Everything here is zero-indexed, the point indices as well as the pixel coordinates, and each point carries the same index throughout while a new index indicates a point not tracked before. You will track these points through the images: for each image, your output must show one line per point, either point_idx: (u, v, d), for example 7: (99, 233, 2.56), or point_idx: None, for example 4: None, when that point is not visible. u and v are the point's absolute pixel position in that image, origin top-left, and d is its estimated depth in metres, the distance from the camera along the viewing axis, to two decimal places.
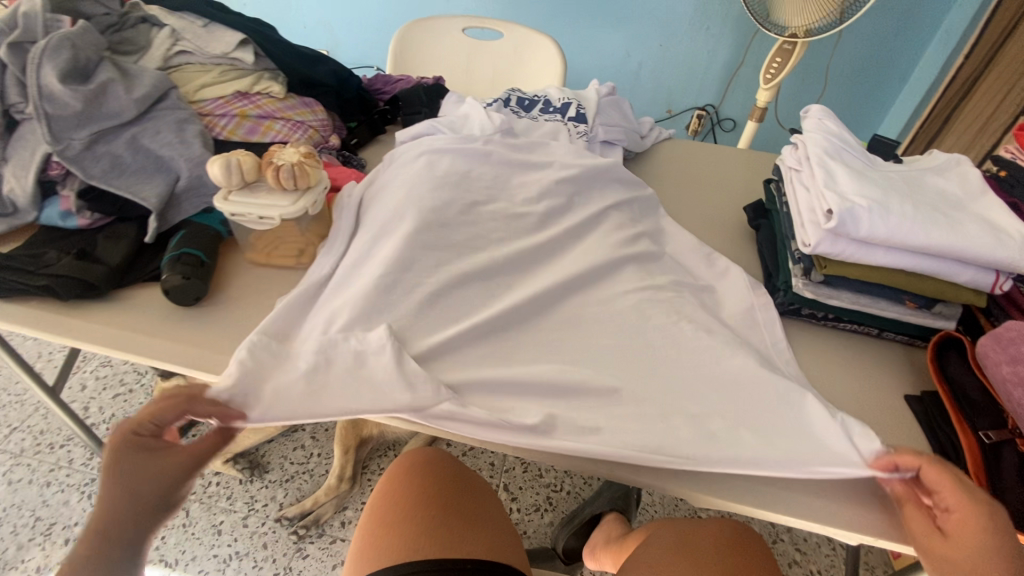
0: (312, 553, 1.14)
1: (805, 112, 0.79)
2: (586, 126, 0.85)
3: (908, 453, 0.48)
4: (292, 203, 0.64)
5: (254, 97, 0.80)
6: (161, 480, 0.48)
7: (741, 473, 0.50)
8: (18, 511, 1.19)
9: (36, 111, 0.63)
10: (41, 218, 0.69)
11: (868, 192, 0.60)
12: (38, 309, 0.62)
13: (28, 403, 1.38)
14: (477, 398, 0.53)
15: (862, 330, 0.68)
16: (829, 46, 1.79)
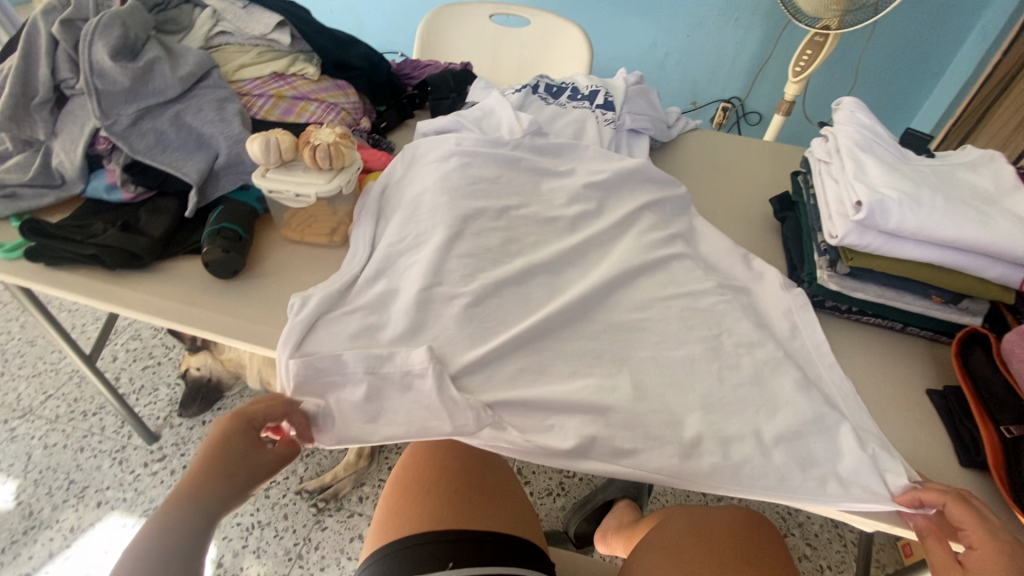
0: (331, 526, 1.17)
1: (836, 104, 0.79)
2: (614, 114, 0.85)
3: (934, 489, 0.48)
4: (328, 181, 0.66)
5: (290, 79, 0.81)
6: (253, 470, 0.52)
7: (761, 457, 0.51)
8: (53, 474, 1.24)
9: (88, 86, 0.67)
10: (88, 191, 0.72)
11: (899, 185, 0.60)
12: (86, 277, 0.65)
13: (63, 371, 1.43)
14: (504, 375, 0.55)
15: (885, 324, 0.68)
16: (862, 40, 1.75)
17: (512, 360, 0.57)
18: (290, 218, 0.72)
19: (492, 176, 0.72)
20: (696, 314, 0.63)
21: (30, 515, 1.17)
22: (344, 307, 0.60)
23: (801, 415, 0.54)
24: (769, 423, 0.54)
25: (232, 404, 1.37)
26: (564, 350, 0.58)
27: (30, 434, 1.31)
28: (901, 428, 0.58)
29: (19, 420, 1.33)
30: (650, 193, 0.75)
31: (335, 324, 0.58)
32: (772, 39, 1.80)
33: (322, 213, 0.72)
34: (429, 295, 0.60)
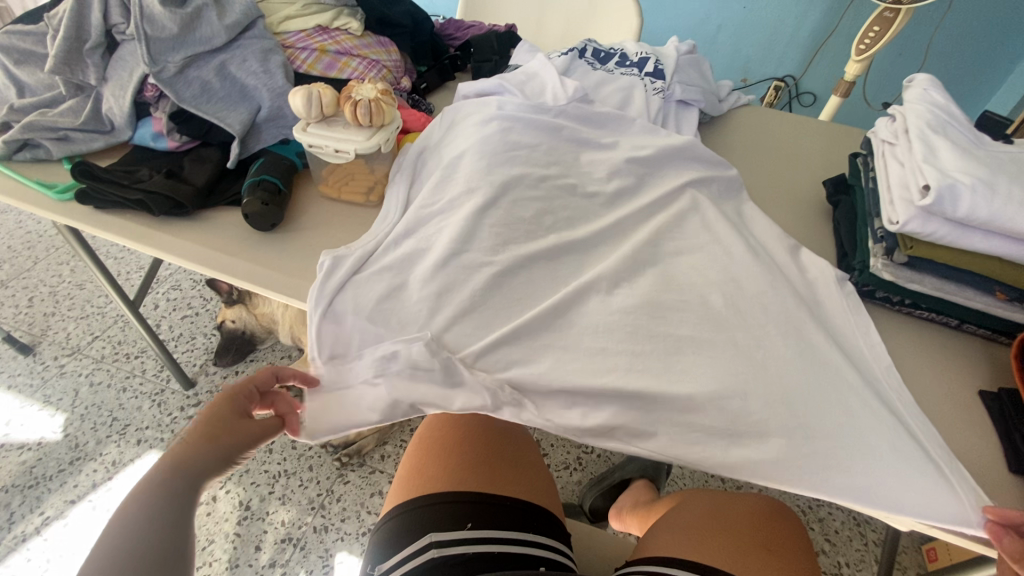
0: (353, 481, 1.21)
1: (908, 81, 0.74)
2: (664, 83, 0.81)
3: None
4: (366, 138, 0.65)
5: (333, 33, 0.80)
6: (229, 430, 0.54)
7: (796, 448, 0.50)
8: (97, 411, 1.31)
9: (138, 31, 0.67)
10: (135, 138, 0.74)
11: (972, 169, 0.56)
12: (132, 222, 0.66)
13: (109, 315, 1.50)
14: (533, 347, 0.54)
15: (939, 319, 0.64)
16: (935, 16, 1.63)
17: (543, 328, 0.57)
18: (328, 175, 0.72)
19: (533, 141, 0.69)
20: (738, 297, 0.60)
21: (76, 447, 1.25)
22: (377, 265, 0.60)
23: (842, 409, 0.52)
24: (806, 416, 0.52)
25: (264, 357, 1.42)
26: (597, 323, 0.57)
27: (77, 371, 1.38)
28: (946, 427, 0.55)
29: (68, 358, 1.41)
30: (696, 167, 0.72)
31: (366, 282, 0.58)
32: (836, 14, 1.69)
33: (359, 171, 0.72)
34: (462, 258, 0.59)
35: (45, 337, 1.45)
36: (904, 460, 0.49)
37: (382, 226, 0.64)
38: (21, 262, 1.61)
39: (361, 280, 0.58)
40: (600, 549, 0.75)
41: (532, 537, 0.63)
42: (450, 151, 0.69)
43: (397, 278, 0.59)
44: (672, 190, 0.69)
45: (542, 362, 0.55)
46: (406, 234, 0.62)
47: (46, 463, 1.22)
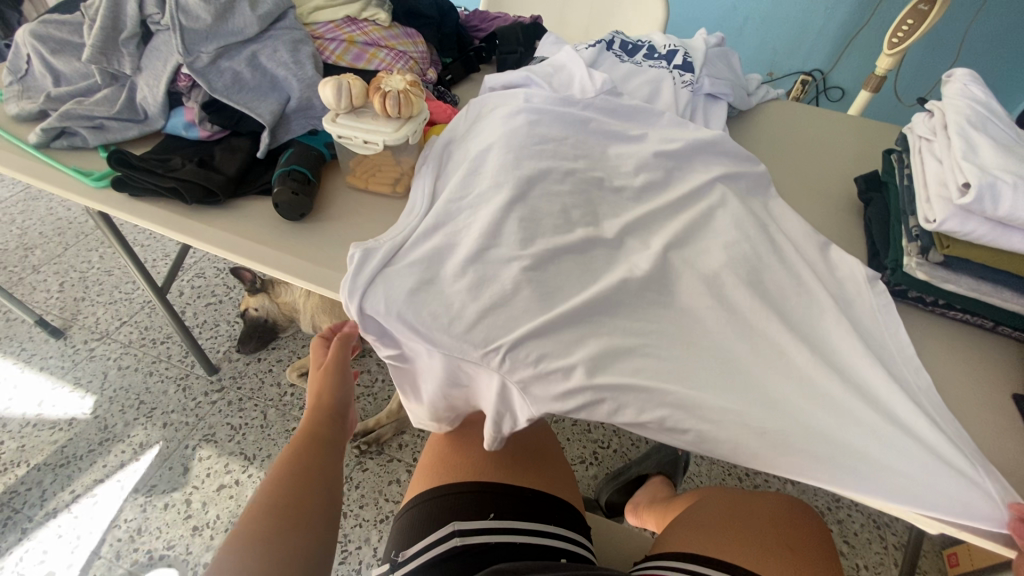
0: (371, 468, 1.23)
1: (947, 76, 0.72)
2: (692, 76, 0.80)
3: None
4: (395, 129, 0.65)
5: (362, 24, 0.81)
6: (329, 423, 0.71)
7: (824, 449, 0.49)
8: (125, 394, 1.35)
9: (173, 22, 0.68)
10: (167, 127, 0.75)
11: (1015, 167, 0.54)
12: (165, 210, 0.68)
13: (136, 300, 1.54)
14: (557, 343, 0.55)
15: (974, 320, 0.63)
16: (970, 10, 1.58)
17: (569, 322, 0.57)
18: (355, 165, 0.73)
19: (560, 133, 0.69)
20: (766, 295, 0.59)
21: (105, 428, 1.28)
22: (404, 255, 0.60)
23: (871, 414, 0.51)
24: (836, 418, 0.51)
25: (286, 345, 1.44)
26: (623, 319, 0.58)
27: (107, 354, 1.42)
28: (978, 429, 0.54)
29: (97, 342, 1.45)
30: (725, 164, 0.71)
31: (395, 271, 0.59)
32: (868, 7, 1.65)
33: (386, 163, 0.72)
34: (490, 251, 0.59)
35: (75, 321, 1.49)
36: None
37: (408, 218, 0.64)
38: (52, 248, 1.66)
39: (392, 270, 0.59)
40: (621, 544, 0.75)
41: (554, 529, 0.63)
42: (477, 142, 0.68)
43: (426, 269, 0.59)
44: (701, 185, 0.68)
45: (567, 356, 0.55)
46: (432, 225, 0.62)
47: (77, 443, 1.26)
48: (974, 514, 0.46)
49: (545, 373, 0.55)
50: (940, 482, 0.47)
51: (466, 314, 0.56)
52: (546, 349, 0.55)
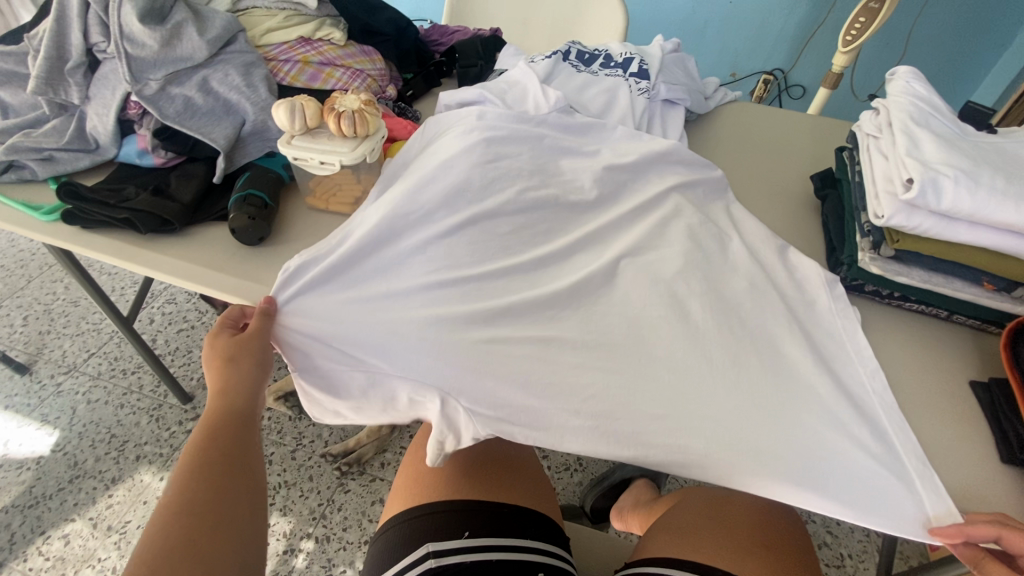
0: (353, 489, 1.21)
1: (891, 74, 0.73)
2: (648, 83, 0.81)
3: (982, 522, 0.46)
4: (351, 149, 0.65)
5: (316, 44, 0.80)
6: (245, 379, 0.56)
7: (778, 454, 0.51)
8: (95, 428, 1.31)
9: (118, 50, 0.67)
10: (120, 155, 0.74)
11: (955, 161, 0.56)
12: (120, 240, 0.66)
13: (105, 331, 1.50)
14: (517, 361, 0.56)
15: (929, 311, 0.65)
16: (917, 7, 1.64)
17: (531, 338, 0.57)
18: (315, 186, 0.72)
19: (516, 147, 0.70)
20: (723, 300, 0.60)
21: (75, 465, 1.25)
22: (354, 281, 0.61)
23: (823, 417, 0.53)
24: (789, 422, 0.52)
25: None
26: (586, 329, 0.58)
27: (74, 388, 1.38)
28: (937, 420, 0.55)
29: (65, 376, 1.41)
30: (682, 171, 0.72)
31: (339, 301, 0.59)
32: (824, 5, 1.69)
33: (346, 182, 0.72)
34: (451, 269, 0.61)
35: (41, 355, 1.44)
36: (881, 468, 0.51)
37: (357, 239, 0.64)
38: (15, 280, 1.61)
39: (328, 298, 0.59)
40: (602, 551, 0.75)
41: (531, 543, 0.63)
42: (428, 161, 0.68)
43: (376, 293, 0.60)
44: (658, 194, 0.69)
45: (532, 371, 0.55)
46: (381, 246, 0.62)
47: (46, 481, 1.22)
48: (905, 524, 0.49)
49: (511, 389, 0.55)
50: (872, 490, 0.50)
51: (425, 336, 0.57)
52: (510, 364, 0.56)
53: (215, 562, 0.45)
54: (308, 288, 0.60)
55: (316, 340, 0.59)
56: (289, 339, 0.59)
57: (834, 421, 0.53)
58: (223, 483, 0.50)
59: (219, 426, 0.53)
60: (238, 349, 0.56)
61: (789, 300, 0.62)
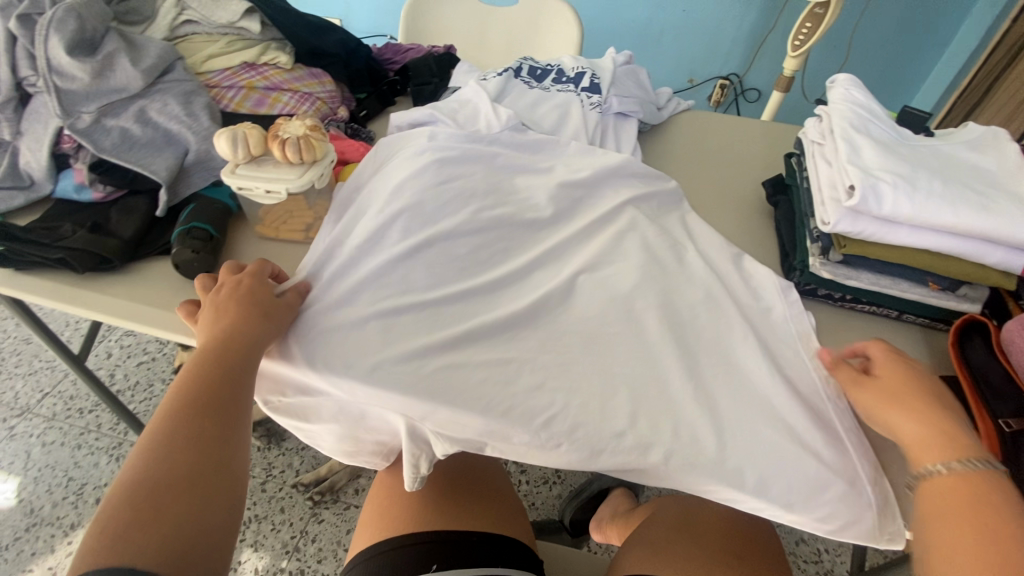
0: (327, 519, 1.18)
1: (831, 81, 0.74)
2: (600, 97, 0.82)
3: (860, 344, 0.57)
4: (298, 176, 0.63)
5: (261, 68, 0.79)
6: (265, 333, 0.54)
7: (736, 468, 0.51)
8: (52, 472, 1.25)
9: (47, 84, 0.64)
10: (56, 191, 0.70)
11: (892, 167, 0.57)
12: (57, 281, 0.63)
13: (59, 368, 1.43)
14: (474, 386, 0.55)
15: (881, 312, 0.66)
16: (860, 11, 1.69)
17: (489, 362, 0.56)
18: (265, 215, 0.70)
19: (467, 167, 0.69)
20: (677, 312, 0.61)
21: (31, 512, 1.18)
22: (308, 313, 0.58)
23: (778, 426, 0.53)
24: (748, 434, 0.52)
25: None
26: (545, 350, 0.57)
27: (28, 432, 1.32)
28: None
29: (17, 419, 1.34)
30: (635, 185, 0.73)
31: (296, 334, 0.57)
32: (774, 11, 1.74)
33: (297, 209, 0.70)
34: (405, 294, 0.59)
35: None
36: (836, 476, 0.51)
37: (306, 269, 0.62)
38: None
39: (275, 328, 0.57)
40: (577, 567, 0.74)
41: (503, 571, 0.61)
42: (377, 186, 0.67)
43: (328, 322, 0.57)
44: (613, 208, 0.69)
45: (491, 396, 0.54)
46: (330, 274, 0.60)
47: None
48: (851, 525, 0.51)
49: (468, 413, 0.53)
50: (826, 496, 0.51)
51: (378, 367, 0.54)
52: (468, 391, 0.54)
53: (194, 519, 0.42)
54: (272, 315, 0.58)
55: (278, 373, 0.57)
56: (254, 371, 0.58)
57: (790, 430, 0.53)
58: (216, 435, 0.47)
59: (232, 373, 0.51)
60: (266, 306, 0.56)
61: (744, 308, 0.63)
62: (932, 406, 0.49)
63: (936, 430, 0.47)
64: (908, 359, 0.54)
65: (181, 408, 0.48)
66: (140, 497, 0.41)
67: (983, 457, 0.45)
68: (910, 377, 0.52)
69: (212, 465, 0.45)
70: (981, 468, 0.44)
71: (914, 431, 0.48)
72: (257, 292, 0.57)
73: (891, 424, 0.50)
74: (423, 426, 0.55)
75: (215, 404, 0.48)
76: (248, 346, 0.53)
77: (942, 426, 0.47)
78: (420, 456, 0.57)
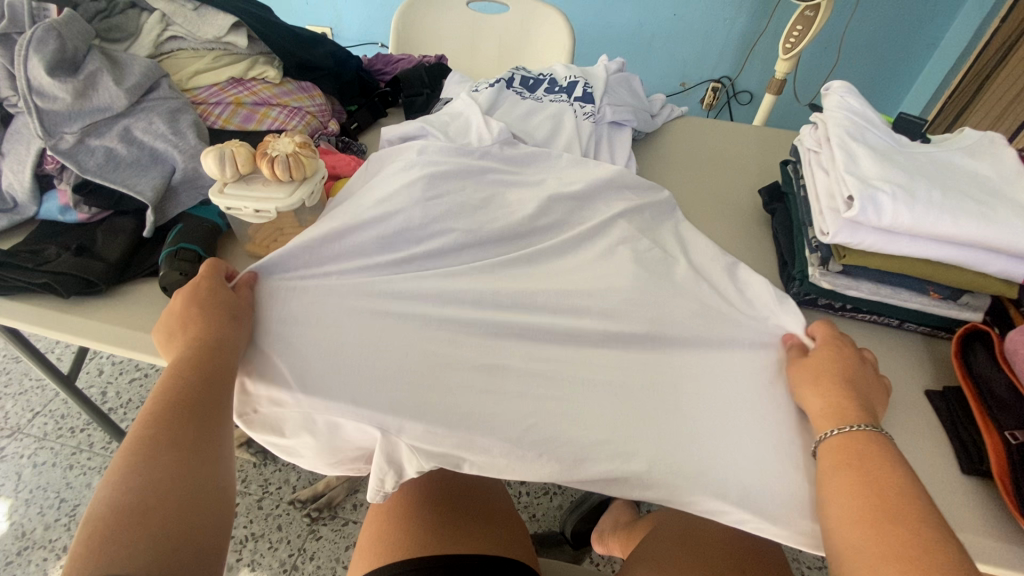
0: (325, 535, 1.16)
1: (826, 88, 0.74)
2: (593, 106, 0.81)
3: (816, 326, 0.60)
4: (288, 194, 0.62)
5: (249, 84, 0.78)
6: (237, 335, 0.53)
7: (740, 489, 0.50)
8: (43, 493, 1.22)
9: (26, 105, 0.62)
10: (41, 213, 0.69)
11: (891, 176, 0.57)
12: (42, 307, 0.62)
13: (49, 387, 1.41)
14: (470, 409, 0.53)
15: (882, 321, 0.65)
16: (850, 12, 1.69)
17: (484, 380, 0.55)
18: (254, 233, 0.69)
19: (459, 182, 0.68)
20: (676, 327, 0.59)
21: (22, 535, 1.16)
22: (286, 333, 0.55)
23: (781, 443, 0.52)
24: (751, 453, 0.51)
25: None
26: (542, 368, 0.56)
27: (18, 452, 1.29)
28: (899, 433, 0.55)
29: (7, 440, 1.31)
30: (631, 196, 0.72)
31: (272, 354, 0.54)
32: (764, 15, 1.74)
33: (287, 227, 0.69)
34: (388, 312, 0.57)
35: None
36: None
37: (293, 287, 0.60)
38: None
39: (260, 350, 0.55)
40: None
41: None
42: (367, 202, 0.66)
43: (306, 342, 0.54)
44: (609, 220, 0.68)
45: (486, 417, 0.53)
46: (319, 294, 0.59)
47: None
48: None
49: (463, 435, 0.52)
50: None
51: (370, 389, 0.52)
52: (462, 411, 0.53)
53: (181, 526, 0.41)
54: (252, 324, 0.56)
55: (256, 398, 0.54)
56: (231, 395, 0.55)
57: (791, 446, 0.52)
58: (195, 439, 0.45)
59: (207, 373, 0.49)
60: (235, 308, 0.54)
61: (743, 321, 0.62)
62: (841, 383, 0.51)
63: (836, 400, 0.50)
64: (843, 343, 0.56)
65: (155, 413, 0.45)
66: (125, 509, 0.40)
67: (868, 422, 0.48)
68: (835, 356, 0.54)
69: (192, 471, 0.44)
70: (863, 431, 0.47)
71: (818, 401, 0.51)
72: (224, 292, 0.55)
73: (802, 395, 0.53)
74: (398, 439, 0.52)
75: (191, 406, 0.47)
76: (223, 349, 0.51)
77: (843, 398, 0.50)
78: (387, 471, 0.54)
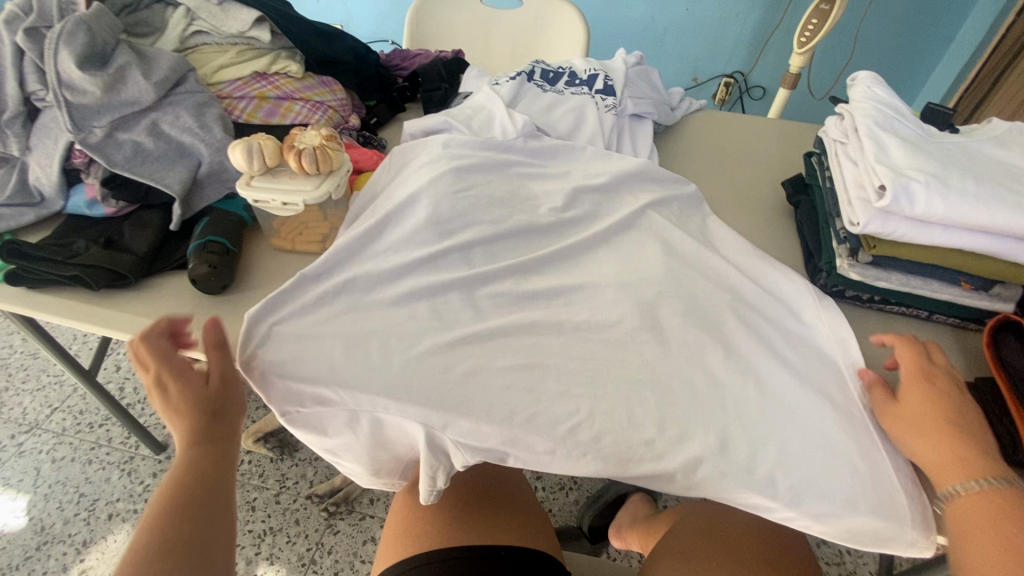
0: (343, 530, 1.16)
1: (851, 79, 0.73)
2: (615, 99, 0.81)
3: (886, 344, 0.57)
4: (315, 187, 0.62)
5: (272, 78, 0.78)
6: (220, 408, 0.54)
7: (772, 479, 0.50)
8: (63, 488, 1.23)
9: (57, 98, 0.63)
10: (68, 207, 0.69)
11: (923, 165, 0.56)
12: (72, 299, 0.62)
13: (67, 382, 1.42)
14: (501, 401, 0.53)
15: (910, 312, 0.65)
16: (865, 6, 1.69)
17: (512, 368, 0.55)
18: (280, 226, 0.69)
19: (483, 175, 0.68)
20: (705, 318, 0.59)
21: (42, 530, 1.17)
22: (319, 334, 0.56)
23: (813, 434, 0.52)
24: (783, 444, 0.51)
25: None
26: (572, 359, 0.56)
27: (37, 448, 1.30)
28: None
29: (26, 435, 1.33)
30: (655, 189, 0.72)
31: (306, 348, 0.54)
32: (778, 9, 1.73)
33: (313, 220, 0.69)
34: (414, 307, 0.58)
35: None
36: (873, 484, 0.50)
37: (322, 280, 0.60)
38: None
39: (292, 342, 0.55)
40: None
41: None
42: (394, 195, 0.66)
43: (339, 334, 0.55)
44: (635, 213, 0.68)
45: (515, 405, 0.53)
46: (348, 287, 0.59)
47: (11, 551, 1.14)
48: (886, 540, 0.49)
49: (493, 426, 0.52)
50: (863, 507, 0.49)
51: (402, 381, 0.53)
52: (490, 400, 0.53)
53: None
54: (290, 316, 0.57)
55: (294, 389, 0.54)
56: (268, 389, 0.55)
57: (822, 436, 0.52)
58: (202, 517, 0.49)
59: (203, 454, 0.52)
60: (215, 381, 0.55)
61: (768, 315, 0.62)
62: (942, 424, 0.49)
63: (953, 451, 0.47)
64: (934, 376, 0.53)
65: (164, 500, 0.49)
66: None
67: (997, 473, 0.45)
68: (928, 394, 0.51)
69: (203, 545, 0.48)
70: (996, 486, 0.44)
71: (928, 451, 0.48)
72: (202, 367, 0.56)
73: (905, 445, 0.50)
74: (444, 436, 0.53)
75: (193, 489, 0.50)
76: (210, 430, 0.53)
77: (950, 442, 0.47)
78: (437, 468, 0.56)
